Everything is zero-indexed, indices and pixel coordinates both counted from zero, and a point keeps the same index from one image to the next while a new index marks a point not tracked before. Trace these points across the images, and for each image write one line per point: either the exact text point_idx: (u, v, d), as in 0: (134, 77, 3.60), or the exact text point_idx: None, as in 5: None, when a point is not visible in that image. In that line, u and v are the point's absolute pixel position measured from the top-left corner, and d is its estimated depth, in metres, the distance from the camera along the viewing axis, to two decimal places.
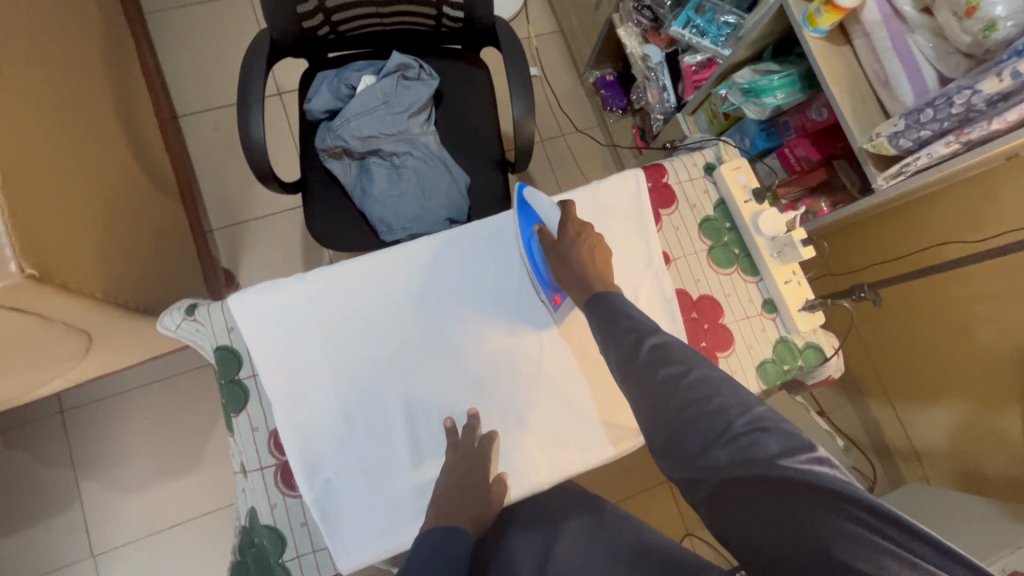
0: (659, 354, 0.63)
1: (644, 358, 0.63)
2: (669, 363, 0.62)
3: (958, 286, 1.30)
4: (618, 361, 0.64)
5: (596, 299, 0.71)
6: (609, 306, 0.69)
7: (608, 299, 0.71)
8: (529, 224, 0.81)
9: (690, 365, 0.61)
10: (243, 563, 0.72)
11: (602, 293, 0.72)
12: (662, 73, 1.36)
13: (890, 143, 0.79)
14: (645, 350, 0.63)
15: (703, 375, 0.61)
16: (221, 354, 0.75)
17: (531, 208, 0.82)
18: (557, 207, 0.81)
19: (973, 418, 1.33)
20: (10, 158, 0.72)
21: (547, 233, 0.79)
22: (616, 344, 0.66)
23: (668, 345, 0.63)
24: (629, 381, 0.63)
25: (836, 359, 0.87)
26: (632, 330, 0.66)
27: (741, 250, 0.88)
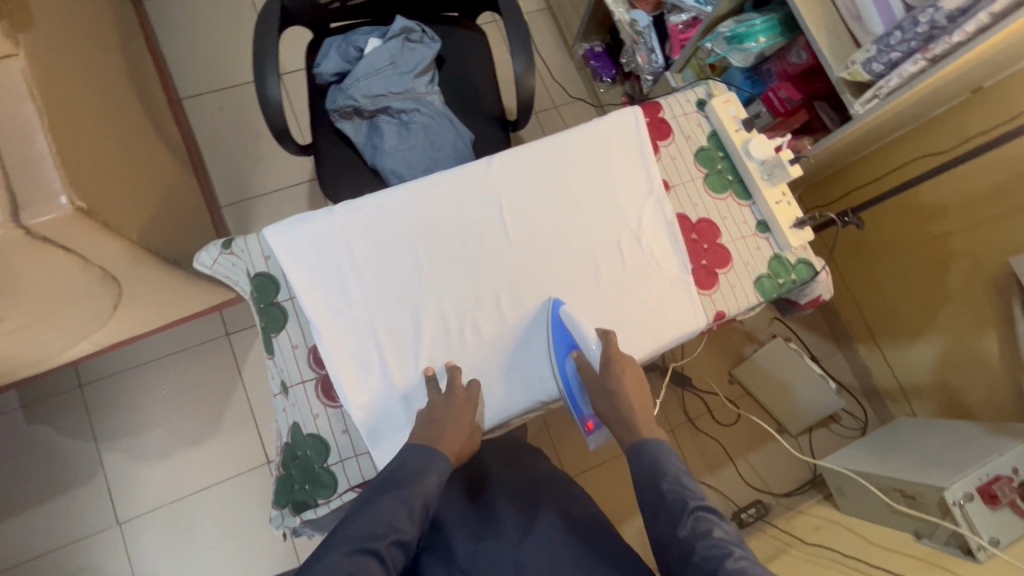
0: (700, 527, 0.69)
1: (686, 528, 0.70)
2: (711, 540, 0.68)
3: (934, 222, 1.38)
4: (662, 537, 0.72)
5: (642, 445, 0.78)
6: (654, 458, 0.76)
7: (651, 451, 0.77)
8: (566, 348, 0.83)
9: (732, 550, 0.66)
10: (289, 474, 0.77)
11: (650, 441, 0.78)
12: (649, 36, 1.43)
13: (864, 69, 0.88)
14: (690, 521, 0.70)
15: (738, 563, 0.65)
16: (260, 280, 0.80)
17: (570, 331, 0.83)
18: (599, 339, 0.82)
19: (952, 348, 1.42)
20: (51, 103, 0.76)
21: (585, 362, 0.81)
22: (659, 513, 0.73)
23: (713, 522, 0.69)
24: (673, 554, 0.70)
25: (825, 274, 0.94)
26: (679, 496, 0.72)
27: (734, 175, 0.95)
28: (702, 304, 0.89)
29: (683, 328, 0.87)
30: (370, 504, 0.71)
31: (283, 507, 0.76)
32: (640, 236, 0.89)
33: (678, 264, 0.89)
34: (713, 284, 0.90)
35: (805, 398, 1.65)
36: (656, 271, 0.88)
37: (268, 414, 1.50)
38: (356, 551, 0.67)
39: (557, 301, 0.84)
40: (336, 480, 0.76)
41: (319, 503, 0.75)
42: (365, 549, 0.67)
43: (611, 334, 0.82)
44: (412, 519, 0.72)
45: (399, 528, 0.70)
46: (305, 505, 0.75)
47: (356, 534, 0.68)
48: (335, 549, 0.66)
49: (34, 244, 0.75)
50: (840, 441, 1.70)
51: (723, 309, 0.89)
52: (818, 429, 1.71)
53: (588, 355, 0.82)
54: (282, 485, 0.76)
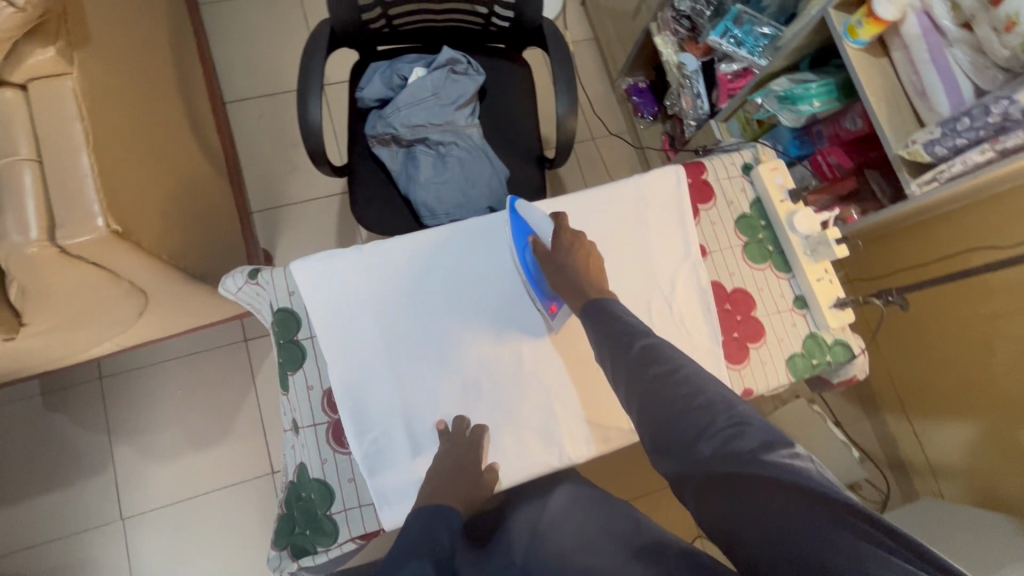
0: (649, 355, 0.68)
1: (636, 355, 0.68)
2: (660, 362, 0.67)
3: (981, 301, 1.31)
4: (614, 360, 0.70)
5: (590, 304, 0.76)
6: (603, 309, 0.75)
7: (601, 306, 0.76)
8: (523, 236, 0.84)
9: (679, 364, 0.67)
10: (290, 515, 0.75)
11: (596, 300, 0.77)
12: (696, 81, 1.40)
13: (925, 150, 0.83)
14: (638, 351, 0.68)
15: (691, 374, 0.66)
16: (282, 315, 0.80)
17: (525, 220, 0.86)
18: (549, 219, 0.85)
19: (990, 433, 1.34)
20: (97, 121, 0.77)
21: (539, 244, 0.83)
22: (610, 345, 0.71)
23: (660, 349, 0.68)
24: (623, 379, 0.69)
25: (863, 357, 0.90)
26: (628, 334, 0.71)
27: (774, 246, 0.92)
28: (730, 379, 0.85)
29: None
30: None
31: (281, 549, 0.75)
32: (671, 303, 0.86)
33: (708, 335, 0.86)
34: (743, 358, 0.86)
35: (826, 465, 1.58)
36: (685, 339, 0.85)
37: (278, 422, 1.50)
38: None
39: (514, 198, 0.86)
40: (338, 529, 0.74)
41: (318, 551, 0.74)
42: None
43: (563, 215, 0.84)
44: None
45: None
46: (304, 551, 0.74)
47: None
48: None
49: (66, 261, 0.75)
50: None
51: (751, 386, 0.86)
52: None
53: (545, 240, 0.84)
54: (283, 526, 0.75)
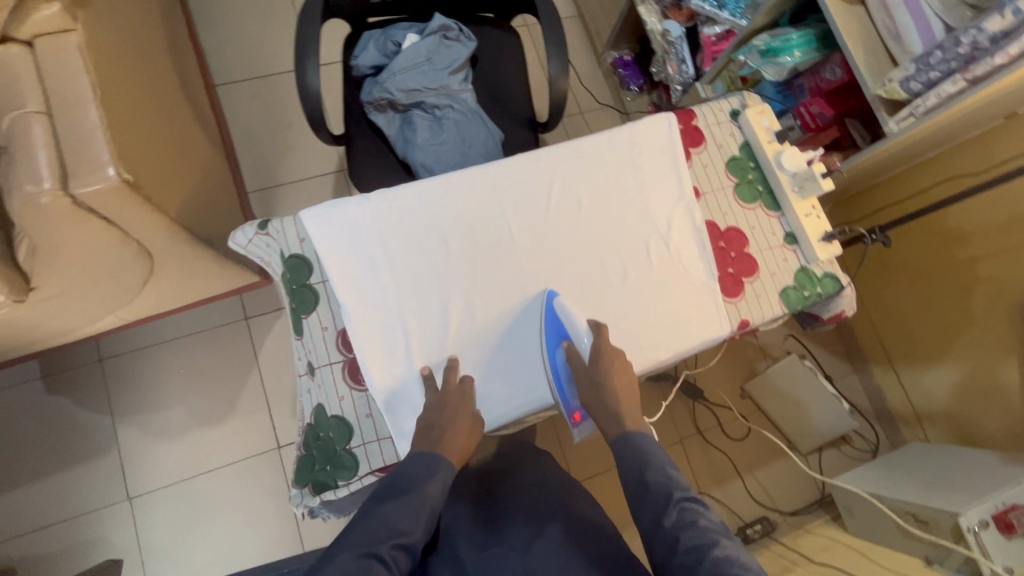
0: (685, 521, 0.72)
1: (671, 520, 0.72)
2: (696, 529, 0.70)
3: (957, 247, 1.37)
4: (648, 527, 0.74)
5: (625, 440, 0.79)
6: (639, 450, 0.78)
7: (634, 447, 0.78)
8: (557, 339, 0.83)
9: (717, 539, 0.69)
10: (310, 454, 0.78)
11: (632, 434, 0.79)
12: (680, 46, 1.44)
13: (901, 87, 0.89)
14: (675, 513, 0.72)
15: (724, 554, 0.67)
16: (294, 261, 0.82)
17: (562, 322, 0.83)
18: (590, 333, 0.82)
19: (973, 375, 1.40)
20: (103, 79, 0.79)
21: (575, 354, 0.81)
22: (645, 504, 0.75)
23: (697, 513, 0.72)
24: (657, 548, 0.72)
25: (850, 290, 0.94)
26: (664, 487, 0.75)
27: (764, 187, 0.96)
28: (727, 312, 0.89)
29: (707, 334, 0.87)
30: (371, 510, 0.72)
31: (302, 486, 0.77)
32: (668, 242, 0.90)
33: (705, 271, 0.90)
34: (739, 292, 0.90)
35: (818, 416, 1.64)
36: (682, 276, 0.89)
37: (282, 399, 1.51)
38: (361, 555, 0.68)
39: (551, 292, 0.84)
40: (358, 463, 0.77)
41: (339, 485, 0.75)
42: (368, 553, 0.69)
43: (603, 329, 0.82)
44: (416, 522, 0.73)
45: (401, 530, 0.72)
46: (325, 486, 0.76)
47: (362, 537, 0.70)
48: (345, 550, 0.69)
49: (79, 214, 0.77)
50: (851, 463, 1.69)
51: (747, 318, 0.89)
52: (828, 449, 1.69)
53: (580, 349, 0.82)
54: (303, 465, 0.77)
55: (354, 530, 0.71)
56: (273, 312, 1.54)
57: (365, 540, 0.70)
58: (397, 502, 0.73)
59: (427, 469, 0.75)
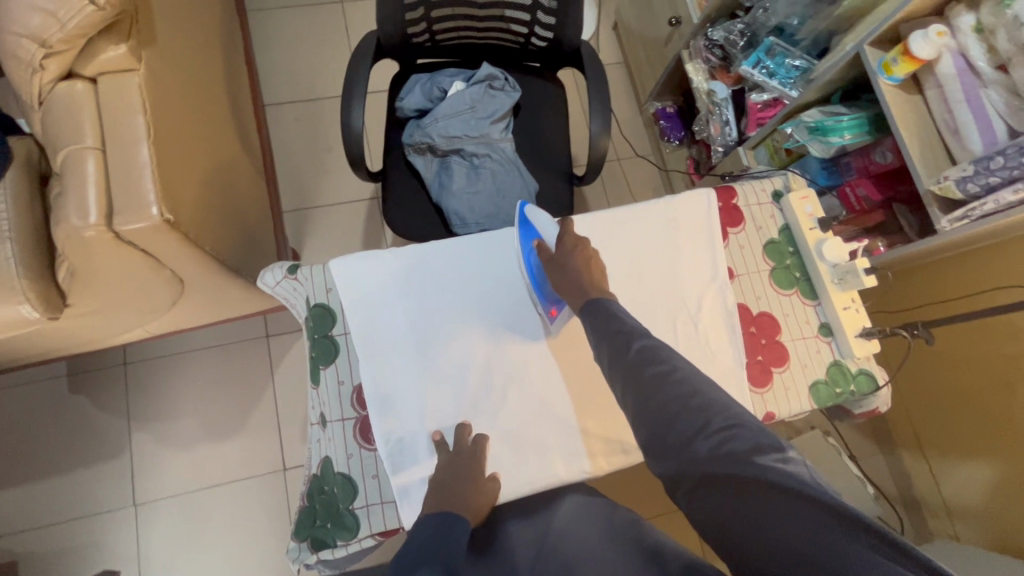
0: (646, 356, 0.68)
1: (635, 352, 0.68)
2: (658, 359, 0.67)
3: (1003, 341, 1.30)
4: (610, 360, 0.69)
5: (591, 304, 0.76)
6: (604, 309, 0.75)
7: (600, 310, 0.75)
8: (529, 240, 0.86)
9: (676, 364, 0.67)
10: (312, 508, 0.77)
11: (596, 300, 0.76)
12: (725, 108, 1.42)
13: (957, 187, 0.85)
14: (637, 348, 0.68)
15: (687, 375, 0.66)
16: (318, 310, 0.82)
17: (533, 226, 0.87)
18: (556, 225, 0.86)
19: (1012, 477, 1.31)
20: (157, 116, 0.81)
21: (544, 247, 0.84)
22: (607, 345, 0.71)
23: (656, 346, 0.69)
24: (620, 379, 0.68)
25: (886, 389, 0.89)
26: (624, 333, 0.71)
27: (802, 273, 0.93)
28: (753, 403, 0.86)
29: None
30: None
31: (302, 541, 0.76)
32: (697, 324, 0.87)
33: (733, 357, 0.86)
34: (766, 382, 0.87)
35: (839, 500, 1.55)
36: (709, 361, 0.86)
37: (293, 419, 1.52)
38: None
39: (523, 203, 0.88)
40: (359, 525, 0.75)
41: (337, 545, 0.74)
42: None
43: (569, 221, 0.85)
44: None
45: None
46: (323, 545, 0.74)
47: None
48: None
49: (119, 246, 0.79)
50: None
51: (773, 411, 0.86)
52: None
53: (549, 243, 0.85)
54: (304, 518, 0.77)
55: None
56: (294, 332, 1.56)
57: None
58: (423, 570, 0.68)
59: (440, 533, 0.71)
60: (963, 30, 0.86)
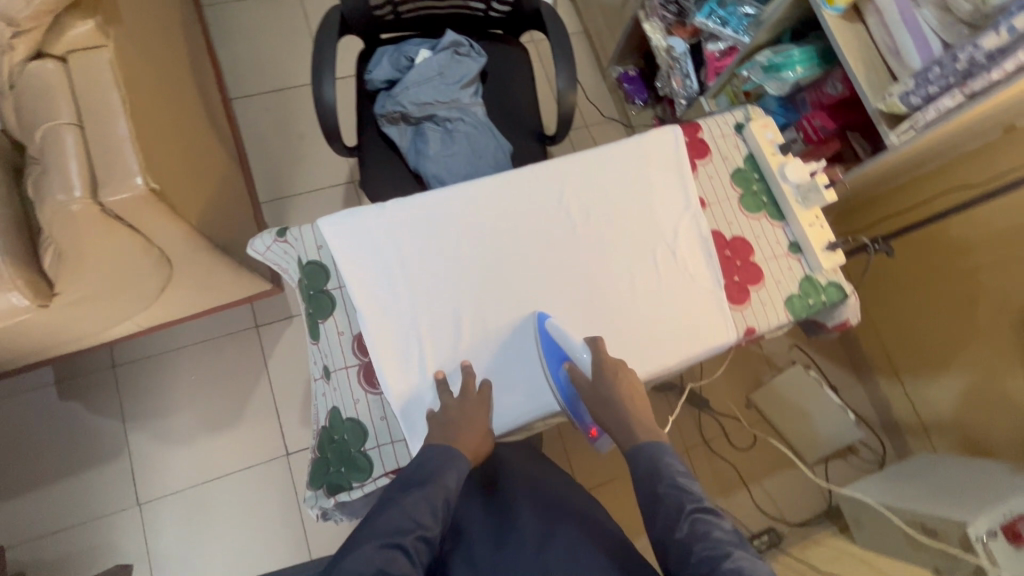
0: (697, 531, 0.73)
1: (685, 531, 0.73)
2: (710, 542, 0.71)
3: (960, 257, 1.39)
4: (661, 535, 0.75)
5: (637, 451, 0.80)
6: (652, 461, 0.79)
7: (648, 456, 0.80)
8: (558, 361, 0.83)
9: (730, 551, 0.70)
10: (325, 456, 0.79)
11: (642, 445, 0.81)
12: (685, 62, 1.47)
13: (901, 101, 0.91)
14: (688, 525, 0.73)
15: (737, 562, 0.69)
16: (311, 267, 0.84)
17: (559, 343, 0.83)
18: (587, 347, 0.82)
19: (980, 384, 1.41)
20: (131, 92, 0.82)
21: (577, 372, 0.81)
22: (658, 515, 0.76)
23: (710, 525, 0.73)
24: (671, 558, 0.73)
25: (854, 298, 0.96)
26: (675, 496, 0.76)
27: (768, 197, 0.98)
28: (733, 319, 0.91)
29: (713, 340, 0.89)
30: (393, 501, 0.75)
31: (317, 488, 0.78)
32: (675, 251, 0.92)
33: (711, 279, 0.91)
34: (744, 300, 0.92)
35: (823, 427, 1.64)
36: (689, 284, 0.91)
37: (291, 405, 1.53)
38: (384, 546, 0.71)
39: (543, 315, 0.85)
40: (373, 465, 0.78)
41: (353, 486, 0.77)
42: (391, 544, 0.72)
43: (600, 341, 0.82)
44: (434, 514, 0.76)
45: (423, 524, 0.75)
46: (339, 488, 0.77)
47: (386, 527, 0.73)
48: (369, 542, 0.72)
49: (106, 221, 0.80)
50: (857, 473, 1.68)
51: (753, 326, 0.91)
52: (834, 459, 1.69)
53: (581, 365, 0.82)
54: (318, 467, 0.79)
55: (375, 521, 0.74)
56: (283, 320, 1.56)
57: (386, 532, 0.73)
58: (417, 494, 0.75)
59: (439, 469, 0.77)
60: None
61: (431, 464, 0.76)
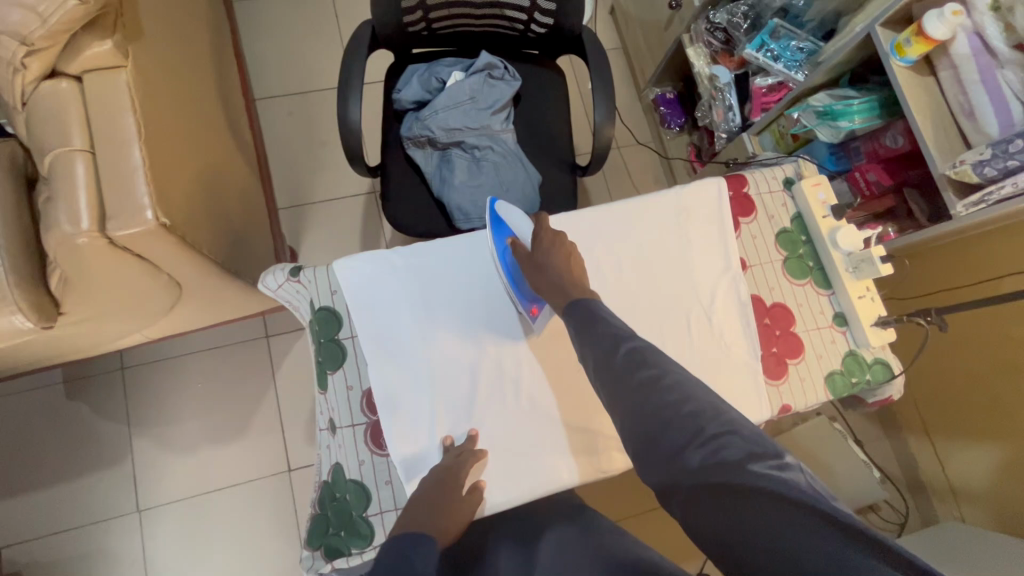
0: (637, 358, 0.64)
1: (622, 356, 0.65)
2: (647, 361, 0.64)
3: (1011, 324, 1.29)
4: (597, 364, 0.66)
5: (576, 306, 0.73)
6: (590, 312, 0.72)
7: (587, 310, 0.72)
8: (503, 237, 0.84)
9: (666, 368, 0.63)
10: (324, 515, 0.76)
11: (579, 300, 0.74)
12: (728, 93, 1.39)
13: (974, 171, 0.83)
14: (626, 352, 0.65)
15: (677, 379, 0.62)
16: (323, 314, 0.79)
17: (505, 222, 0.85)
18: (528, 221, 0.86)
19: (1018, 458, 1.32)
20: (148, 114, 0.78)
21: (519, 243, 0.83)
22: (596, 349, 0.67)
23: (647, 350, 0.65)
24: (607, 383, 0.65)
25: (901, 378, 0.89)
26: (612, 334, 0.68)
27: (815, 263, 0.91)
28: (768, 396, 0.84)
29: (746, 418, 0.83)
30: None
31: (314, 549, 0.74)
32: (711, 316, 0.86)
33: (747, 350, 0.85)
34: (782, 374, 0.86)
35: (846, 478, 1.54)
36: (724, 353, 0.84)
37: (296, 419, 1.50)
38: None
39: (494, 199, 0.87)
40: (374, 532, 0.74)
41: (352, 553, 0.73)
42: None
43: (543, 214, 0.84)
44: None
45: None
46: (337, 553, 0.73)
47: None
48: None
49: (114, 252, 0.76)
50: (878, 534, 1.60)
51: (789, 404, 0.85)
52: (855, 517, 1.61)
53: (524, 240, 0.84)
54: (316, 526, 0.75)
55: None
56: (293, 332, 1.53)
57: None
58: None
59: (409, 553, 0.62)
60: (979, 10, 0.85)
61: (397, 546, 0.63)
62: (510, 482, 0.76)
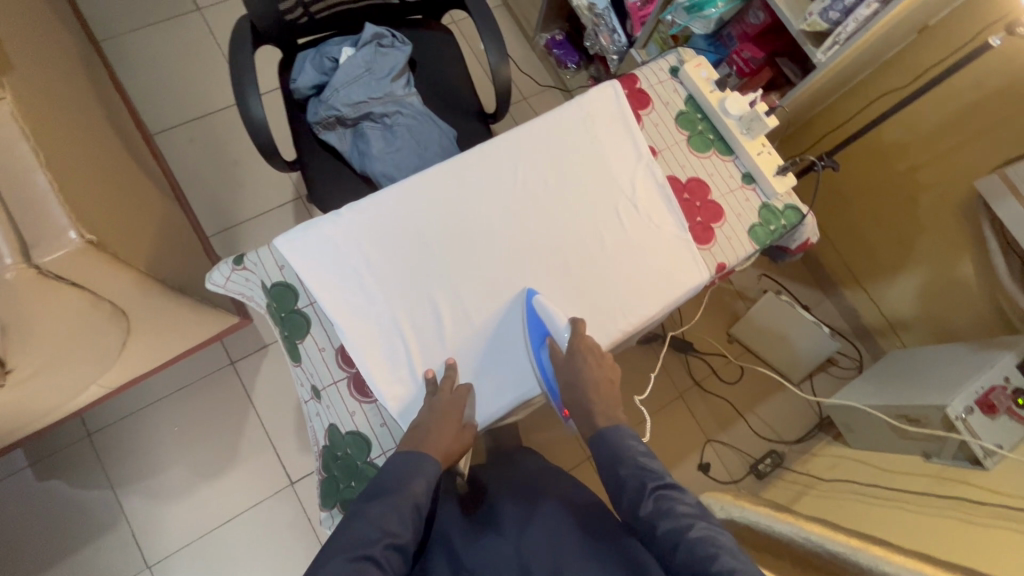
0: (661, 506, 0.72)
1: (648, 507, 0.73)
2: (674, 514, 0.71)
3: (898, 161, 1.46)
4: (628, 509, 0.75)
5: (604, 438, 0.81)
6: (614, 446, 0.79)
7: (615, 438, 0.80)
8: (539, 337, 0.84)
9: (694, 521, 0.70)
10: (332, 475, 0.79)
11: (610, 431, 0.81)
12: (609, 17, 1.46)
13: (821, 19, 0.94)
14: (651, 502, 0.73)
15: (701, 533, 0.68)
16: (278, 290, 0.82)
17: (541, 320, 0.84)
18: (568, 325, 0.82)
19: (935, 275, 1.50)
20: (42, 142, 0.76)
21: (556, 350, 0.82)
22: (623, 495, 0.76)
23: (673, 500, 0.73)
24: (639, 534, 0.73)
25: (811, 217, 0.99)
26: (638, 477, 0.76)
27: (715, 135, 1.00)
28: (703, 259, 0.93)
29: (689, 284, 0.91)
30: (358, 513, 0.71)
31: (331, 507, 0.79)
32: (636, 203, 0.93)
33: (674, 224, 0.93)
34: (710, 238, 0.94)
35: (801, 345, 1.68)
36: (654, 232, 0.92)
37: (284, 433, 1.49)
38: (353, 558, 0.67)
39: (529, 291, 0.85)
40: None
41: None
42: (361, 555, 0.67)
43: (580, 321, 0.83)
44: (404, 521, 0.72)
45: (391, 532, 0.71)
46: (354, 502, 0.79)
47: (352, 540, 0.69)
48: (335, 555, 0.67)
49: (47, 284, 0.75)
50: (840, 382, 1.76)
51: (723, 262, 0.94)
52: (818, 374, 1.76)
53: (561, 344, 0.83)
54: (327, 486, 0.79)
55: (338, 535, 0.69)
56: (257, 351, 1.52)
57: (354, 544, 0.68)
58: (380, 502, 0.73)
59: (405, 477, 0.75)
60: None
61: (395, 470, 0.75)
62: (494, 393, 0.82)
